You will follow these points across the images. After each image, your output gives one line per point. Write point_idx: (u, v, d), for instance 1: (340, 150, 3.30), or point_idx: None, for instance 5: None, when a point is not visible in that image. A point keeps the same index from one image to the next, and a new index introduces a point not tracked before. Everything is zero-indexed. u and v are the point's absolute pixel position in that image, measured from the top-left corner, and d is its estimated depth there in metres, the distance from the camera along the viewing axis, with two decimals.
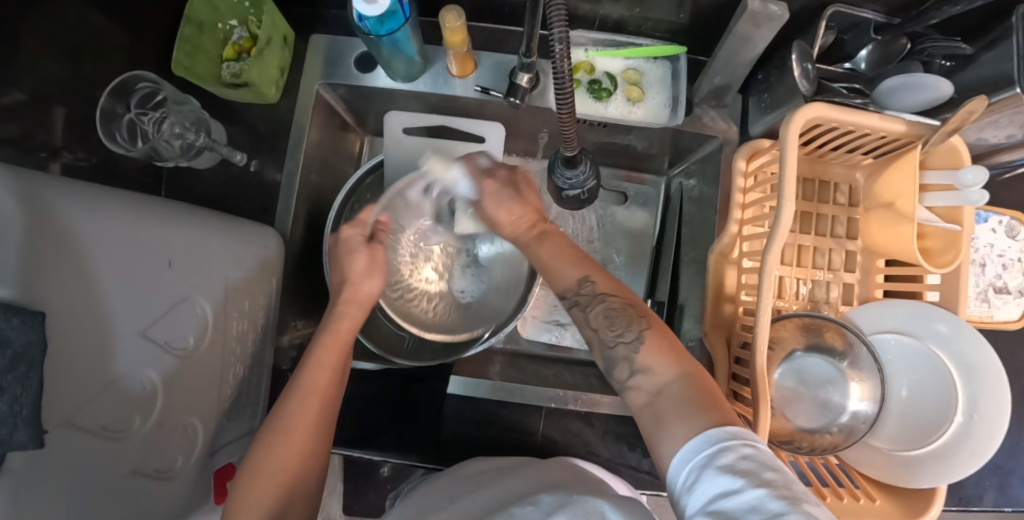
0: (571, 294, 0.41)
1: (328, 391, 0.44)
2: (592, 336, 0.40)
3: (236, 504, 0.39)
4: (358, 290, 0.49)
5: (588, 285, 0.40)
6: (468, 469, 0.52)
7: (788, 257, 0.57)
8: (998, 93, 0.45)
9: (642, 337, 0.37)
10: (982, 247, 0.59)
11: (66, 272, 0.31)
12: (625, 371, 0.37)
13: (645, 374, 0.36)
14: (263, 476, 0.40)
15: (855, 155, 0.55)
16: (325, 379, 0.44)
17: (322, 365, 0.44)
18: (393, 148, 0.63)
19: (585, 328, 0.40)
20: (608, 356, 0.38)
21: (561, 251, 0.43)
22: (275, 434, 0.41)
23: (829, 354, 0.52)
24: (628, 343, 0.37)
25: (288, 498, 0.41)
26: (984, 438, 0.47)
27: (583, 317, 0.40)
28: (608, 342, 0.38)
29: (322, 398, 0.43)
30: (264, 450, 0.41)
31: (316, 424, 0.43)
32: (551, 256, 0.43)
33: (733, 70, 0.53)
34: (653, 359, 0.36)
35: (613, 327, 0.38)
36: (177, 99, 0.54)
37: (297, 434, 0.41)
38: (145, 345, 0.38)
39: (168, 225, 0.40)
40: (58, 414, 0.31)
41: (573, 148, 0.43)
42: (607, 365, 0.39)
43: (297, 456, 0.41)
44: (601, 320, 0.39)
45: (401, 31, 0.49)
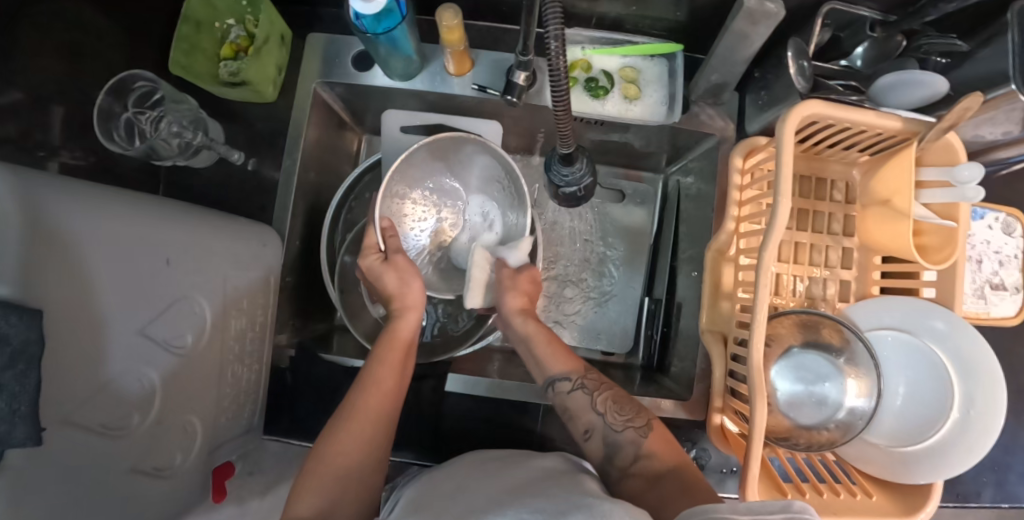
0: (575, 377, 0.50)
1: (390, 388, 0.47)
2: (596, 420, 0.48)
3: (298, 490, 0.40)
4: (411, 297, 0.52)
5: (588, 375, 0.51)
6: (467, 459, 0.52)
7: (785, 255, 0.57)
8: (994, 90, 0.45)
9: (648, 426, 0.46)
10: (979, 244, 0.59)
11: (63, 270, 0.31)
12: (629, 455, 0.45)
13: (647, 459, 0.44)
14: (326, 461, 0.41)
15: (852, 152, 0.55)
16: (391, 376, 0.47)
17: (387, 364, 0.48)
18: (391, 147, 0.63)
19: (584, 412, 0.49)
20: (612, 440, 0.46)
21: (556, 348, 0.53)
22: (340, 425, 0.44)
23: (825, 350, 0.51)
24: (636, 429, 0.46)
25: (346, 487, 0.41)
26: (980, 435, 0.47)
27: (588, 400, 0.49)
28: (616, 425, 0.47)
29: (383, 393, 0.46)
30: (328, 439, 0.43)
31: (377, 416, 0.45)
32: (551, 347, 0.53)
33: (729, 68, 0.54)
34: (656, 446, 0.45)
35: (622, 411, 0.47)
36: (175, 98, 0.54)
37: (358, 423, 0.44)
38: (142, 343, 0.38)
39: (166, 224, 0.41)
40: (56, 412, 0.31)
41: (570, 144, 0.43)
42: (609, 450, 0.46)
43: (359, 445, 0.43)
44: (606, 406, 0.48)
45: (398, 30, 0.49)
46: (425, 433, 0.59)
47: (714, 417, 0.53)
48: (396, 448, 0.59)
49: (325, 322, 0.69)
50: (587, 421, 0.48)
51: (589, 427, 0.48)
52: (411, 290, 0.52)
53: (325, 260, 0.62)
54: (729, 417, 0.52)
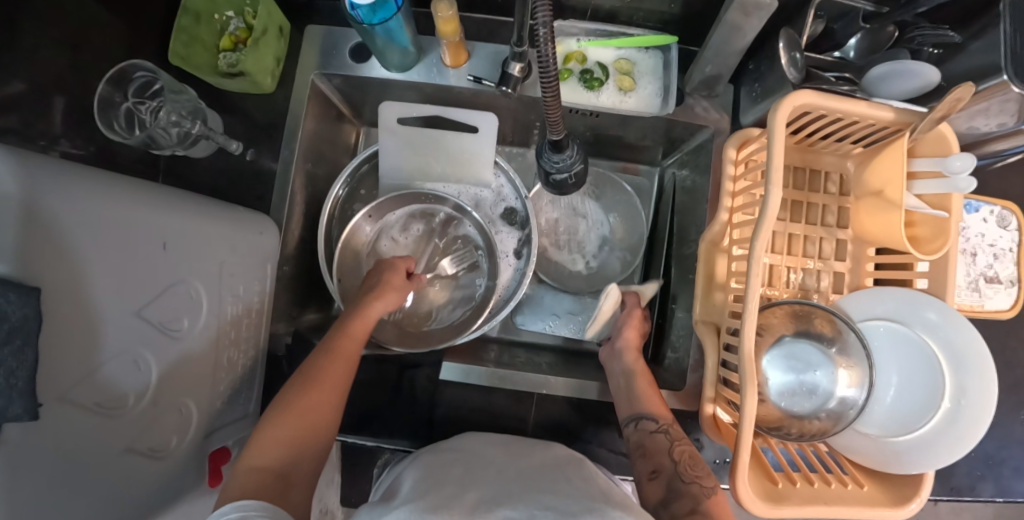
0: (662, 422, 0.50)
1: (351, 355, 0.50)
2: (665, 465, 0.47)
3: (260, 440, 0.42)
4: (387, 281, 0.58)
5: (674, 427, 0.50)
6: (470, 441, 0.53)
7: (779, 246, 0.57)
8: (985, 81, 0.45)
9: (715, 490, 0.45)
10: (974, 237, 0.58)
11: (60, 251, 0.31)
12: (686, 506, 0.43)
13: (704, 516, 0.42)
14: (290, 417, 0.44)
15: (845, 144, 0.55)
16: (352, 342, 0.52)
17: (350, 332, 0.53)
18: (388, 138, 0.63)
19: (657, 453, 0.48)
20: (675, 489, 0.45)
21: (655, 391, 0.54)
22: (305, 379, 0.47)
23: (817, 340, 0.52)
24: (703, 487, 0.45)
25: (311, 443, 0.44)
26: (970, 426, 0.47)
27: (667, 445, 0.49)
28: (685, 476, 0.45)
29: (348, 360, 0.50)
30: (293, 394, 0.46)
31: (341, 378, 0.48)
32: (652, 388, 0.54)
33: (723, 60, 0.54)
34: (720, 509, 0.43)
35: (697, 467, 0.46)
36: (175, 89, 0.54)
37: (328, 385, 0.47)
38: (140, 325, 0.39)
39: (163, 209, 0.41)
40: (53, 388, 0.32)
41: (559, 131, 0.43)
42: (668, 495, 0.45)
43: (321, 403, 0.46)
44: (681, 457, 0.47)
45: (394, 20, 0.49)
46: (417, 421, 0.60)
47: (707, 407, 0.53)
48: (391, 436, 0.59)
49: (323, 312, 0.70)
50: (657, 463, 0.48)
51: (656, 469, 0.47)
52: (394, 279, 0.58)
53: (322, 250, 0.63)
54: (721, 408, 0.52)
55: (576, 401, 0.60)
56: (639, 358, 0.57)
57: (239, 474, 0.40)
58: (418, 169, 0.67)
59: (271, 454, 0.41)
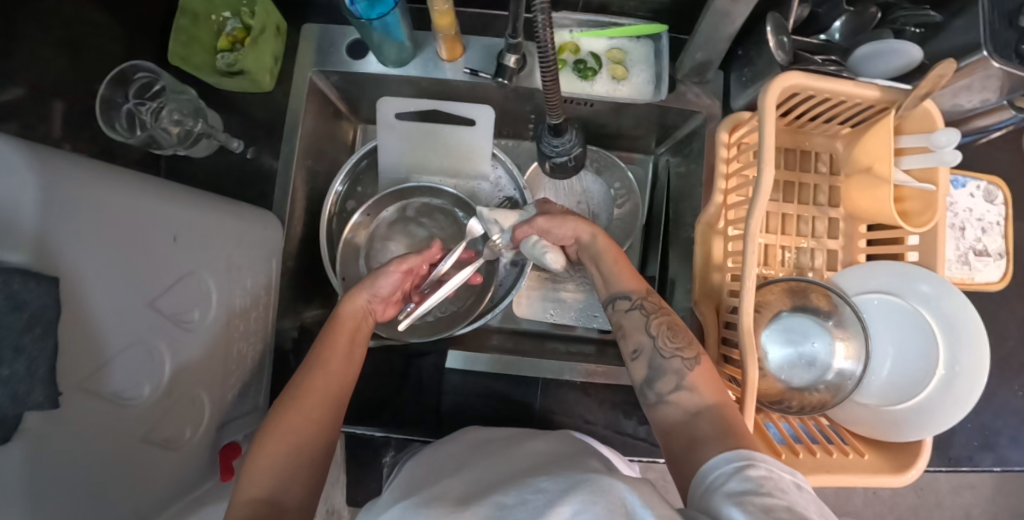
0: (635, 297, 0.49)
1: (336, 368, 0.46)
2: (645, 341, 0.47)
3: (248, 471, 0.39)
4: (370, 289, 0.54)
5: (649, 298, 0.49)
6: (469, 437, 0.53)
7: (773, 226, 0.59)
8: (966, 57, 0.47)
9: (697, 360, 0.44)
10: (962, 212, 0.60)
11: (77, 241, 0.32)
12: (670, 384, 0.44)
13: (688, 392, 0.43)
14: (273, 442, 0.40)
15: (833, 125, 0.57)
16: (337, 356, 0.47)
17: (332, 344, 0.48)
18: (387, 134, 0.64)
19: (640, 331, 0.47)
20: (658, 365, 0.45)
21: (626, 268, 0.52)
22: (288, 402, 0.43)
23: (814, 314, 0.53)
24: (685, 359, 0.44)
25: (300, 465, 0.40)
26: (966, 390, 0.48)
27: (643, 320, 0.48)
28: (665, 350, 0.45)
29: (329, 373, 0.46)
30: (274, 417, 0.42)
31: (325, 393, 0.44)
32: (621, 264, 0.52)
33: (713, 46, 0.55)
34: (701, 380, 0.43)
35: (675, 338, 0.45)
36: (176, 89, 0.55)
37: (305, 399, 0.43)
38: (152, 316, 0.40)
39: (172, 202, 0.42)
40: (71, 377, 0.32)
41: (559, 115, 0.44)
42: (652, 374, 0.45)
43: (305, 422, 0.42)
44: (660, 330, 0.46)
45: (391, 16, 0.51)
46: (425, 409, 0.60)
47: None
48: (399, 426, 0.59)
49: (327, 308, 0.70)
50: (636, 341, 0.47)
51: (637, 347, 0.47)
52: (376, 287, 0.54)
53: (325, 247, 0.63)
54: (724, 384, 0.54)
55: (581, 384, 0.61)
56: (598, 233, 0.54)
57: (233, 508, 0.37)
58: (417, 162, 0.67)
59: (260, 482, 0.38)
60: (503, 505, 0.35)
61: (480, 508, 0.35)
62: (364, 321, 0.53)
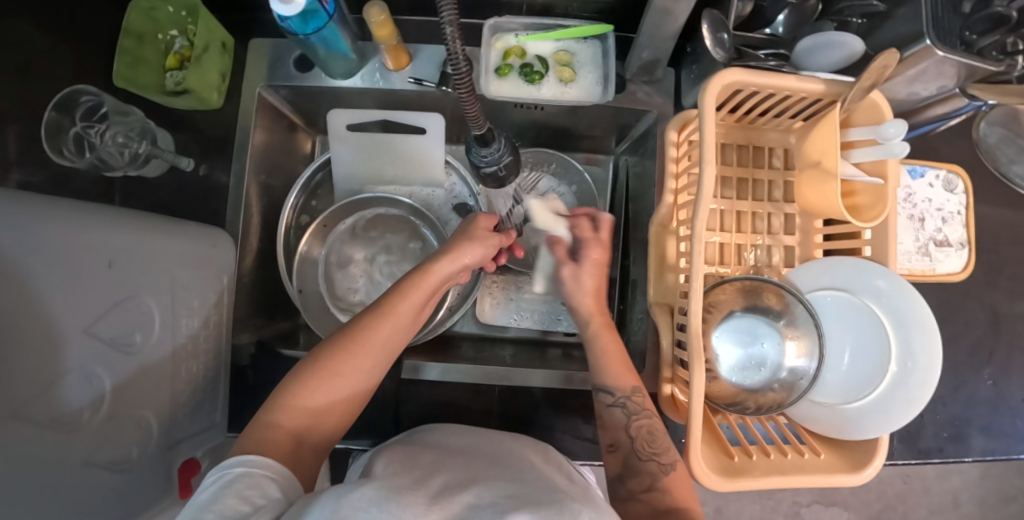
0: (619, 394, 0.51)
1: (401, 324, 0.46)
2: (625, 440, 0.49)
3: (288, 392, 0.41)
4: (461, 251, 0.51)
5: (634, 396, 0.51)
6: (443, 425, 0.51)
7: (727, 224, 0.58)
8: (910, 47, 0.45)
9: (673, 466, 0.47)
10: (921, 202, 0.59)
11: (7, 269, 0.32)
12: (642, 484, 0.46)
13: (660, 493, 0.45)
14: (318, 377, 0.42)
15: (785, 119, 0.56)
16: (406, 310, 0.46)
17: (405, 298, 0.47)
18: (339, 145, 0.64)
19: (621, 429, 0.50)
20: (633, 466, 0.47)
21: (623, 362, 0.53)
22: (345, 343, 0.43)
23: (766, 314, 0.52)
24: (660, 464, 0.47)
25: (331, 410, 0.42)
26: (919, 386, 0.47)
27: (625, 420, 0.50)
28: (642, 453, 0.48)
29: (393, 328, 0.45)
30: (330, 355, 0.43)
31: (381, 348, 0.45)
32: (616, 359, 0.53)
33: (658, 44, 0.54)
34: (675, 485, 0.45)
35: (655, 444, 0.48)
36: (120, 111, 0.56)
37: (362, 353, 0.43)
38: (88, 342, 0.40)
39: (108, 228, 0.42)
40: (6, 406, 0.32)
41: (482, 125, 0.43)
42: (627, 471, 0.48)
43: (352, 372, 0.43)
44: (639, 433, 0.49)
45: (327, 29, 0.51)
46: (384, 418, 0.60)
47: (664, 387, 0.54)
48: (356, 435, 0.59)
49: (290, 321, 0.71)
50: (614, 437, 0.50)
51: (615, 443, 0.50)
52: (470, 248, 0.52)
53: (281, 259, 0.63)
54: (678, 387, 0.53)
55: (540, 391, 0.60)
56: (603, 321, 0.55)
57: (259, 425, 0.39)
58: (372, 174, 0.67)
59: (293, 411, 0.40)
60: (472, 505, 0.27)
61: (448, 507, 0.27)
62: (443, 282, 0.51)
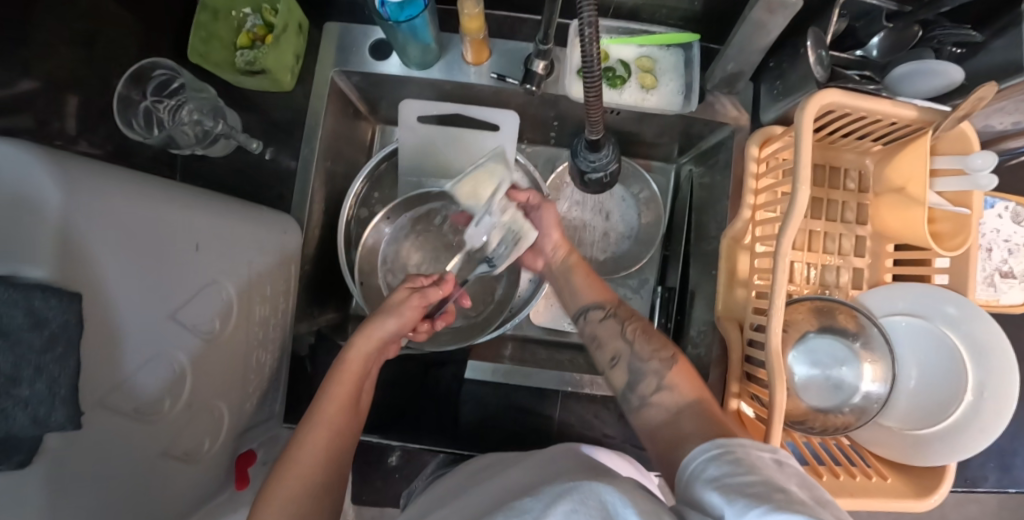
0: (608, 307, 0.51)
1: (337, 421, 0.44)
2: (622, 349, 0.48)
3: None
4: (375, 326, 0.50)
5: (619, 309, 0.51)
6: (472, 464, 0.54)
7: (800, 243, 0.58)
8: (1008, 80, 0.46)
9: (674, 359, 0.45)
10: (990, 233, 0.59)
11: (99, 251, 0.31)
12: (651, 386, 0.44)
13: (668, 391, 0.43)
14: (272, 508, 0.38)
15: (866, 141, 0.56)
16: (336, 408, 0.44)
17: (334, 396, 0.45)
18: (407, 136, 0.63)
19: (616, 337, 0.49)
20: (637, 368, 0.45)
21: (591, 282, 0.55)
22: (285, 463, 0.41)
23: (841, 335, 0.52)
24: (662, 359, 0.45)
25: None
26: (993, 418, 0.47)
27: (617, 328, 0.49)
28: (643, 354, 0.46)
29: (330, 429, 0.43)
30: (278, 480, 0.40)
31: (326, 450, 0.42)
32: (587, 281, 0.55)
33: (746, 57, 0.54)
34: (679, 379, 0.44)
35: (651, 341, 0.47)
36: (195, 87, 0.55)
37: (301, 462, 0.41)
38: (171, 328, 0.38)
39: (196, 211, 0.41)
40: (93, 395, 0.31)
41: (599, 131, 0.44)
42: (632, 377, 0.45)
43: (304, 485, 0.40)
44: (634, 336, 0.48)
45: (421, 18, 0.49)
46: (444, 421, 0.60)
47: (731, 402, 0.54)
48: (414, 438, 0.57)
49: (342, 311, 0.69)
50: (613, 349, 0.48)
51: (616, 355, 0.48)
52: (384, 322, 0.50)
53: (343, 251, 0.62)
54: (744, 402, 0.53)
55: (600, 398, 0.60)
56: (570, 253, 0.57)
57: None
58: (438, 167, 0.66)
59: None
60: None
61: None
62: (371, 364, 0.49)
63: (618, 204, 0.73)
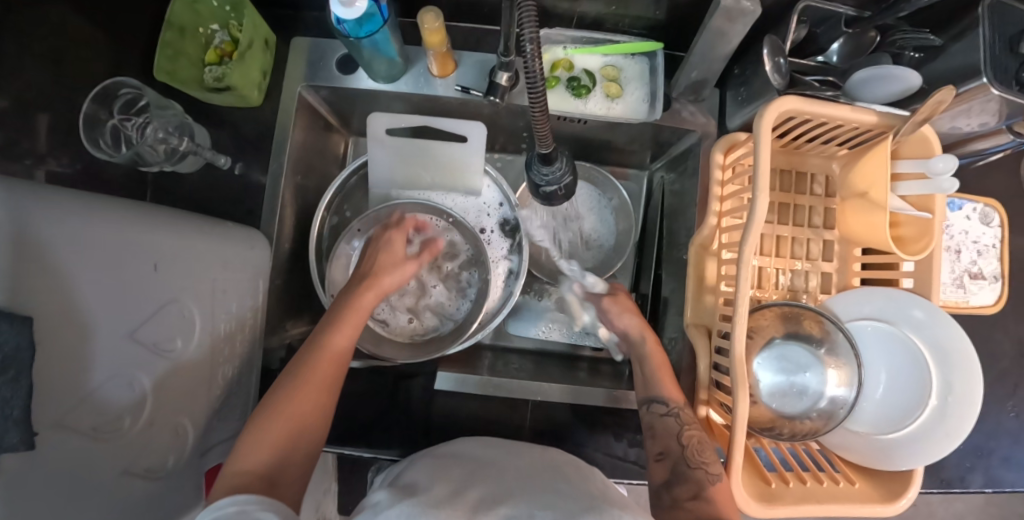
0: (673, 405, 0.52)
1: (338, 356, 0.48)
2: (675, 449, 0.49)
3: (248, 440, 0.42)
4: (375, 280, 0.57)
5: (685, 410, 0.52)
6: (469, 441, 0.50)
7: (766, 248, 0.58)
8: (965, 83, 0.46)
9: (721, 476, 0.45)
10: (958, 234, 0.60)
11: (53, 274, 0.31)
12: (689, 493, 0.45)
13: (705, 502, 0.43)
14: (277, 415, 0.43)
15: (831, 146, 0.56)
16: (340, 343, 0.49)
17: (338, 334, 0.50)
18: (377, 149, 0.63)
19: (673, 437, 0.50)
20: (681, 472, 0.46)
21: (669, 376, 0.55)
22: (290, 379, 0.46)
23: (806, 341, 0.52)
24: (709, 472, 0.45)
25: (295, 443, 0.43)
26: (958, 420, 0.47)
27: (677, 427, 0.50)
28: (692, 461, 0.47)
29: (333, 361, 0.48)
30: (281, 394, 0.44)
31: (327, 384, 0.47)
32: (664, 371, 0.55)
33: (709, 65, 0.54)
34: (722, 496, 0.43)
35: (703, 452, 0.47)
36: (160, 104, 0.55)
37: (305, 385, 0.45)
38: (131, 347, 0.39)
39: (156, 230, 0.41)
40: (49, 415, 0.32)
41: (549, 144, 0.44)
42: (674, 478, 0.47)
43: (307, 404, 0.44)
44: (690, 442, 0.49)
45: (380, 33, 0.49)
46: (416, 431, 0.60)
47: (700, 409, 0.54)
48: (387, 446, 0.59)
49: (315, 323, 0.70)
50: (664, 445, 0.50)
51: (664, 452, 0.49)
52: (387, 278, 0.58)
53: (314, 260, 0.62)
54: (714, 410, 0.53)
55: (572, 407, 0.60)
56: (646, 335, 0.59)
57: (227, 477, 0.39)
58: (410, 182, 0.67)
59: (254, 455, 0.41)
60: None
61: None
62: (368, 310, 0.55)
63: (592, 211, 0.73)
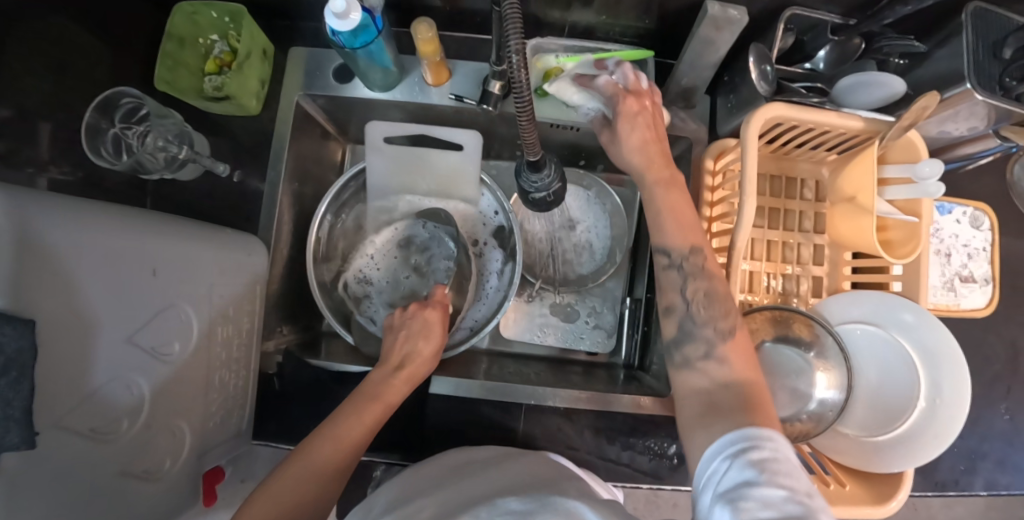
0: (676, 254, 0.44)
1: (350, 441, 0.45)
2: (680, 302, 0.44)
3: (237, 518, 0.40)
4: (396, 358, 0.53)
5: (692, 256, 0.43)
6: (446, 459, 0.53)
7: (757, 252, 0.59)
8: (950, 89, 0.47)
9: (732, 332, 0.41)
10: (948, 238, 0.61)
11: (55, 280, 0.32)
12: (699, 351, 0.42)
13: (720, 364, 0.40)
14: (269, 495, 0.41)
15: (820, 151, 0.57)
16: (357, 426, 0.46)
17: (356, 414, 0.47)
18: (374, 156, 0.64)
19: (676, 290, 0.44)
20: (689, 330, 0.42)
21: (683, 213, 0.44)
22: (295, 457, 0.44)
23: (796, 344, 0.53)
24: (718, 329, 0.41)
25: None
26: (946, 421, 0.48)
27: (680, 280, 0.43)
28: (698, 317, 0.42)
29: (342, 440, 0.45)
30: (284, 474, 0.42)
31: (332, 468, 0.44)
32: (673, 212, 0.43)
33: (698, 72, 0.55)
34: (735, 356, 0.40)
35: (711, 308, 0.42)
36: (160, 113, 0.56)
37: (305, 466, 0.43)
38: (130, 351, 0.40)
39: (155, 236, 0.42)
40: (50, 417, 0.33)
41: (536, 152, 0.45)
42: (681, 337, 0.43)
43: (305, 486, 0.42)
44: (696, 296, 0.43)
45: (375, 44, 0.50)
46: (412, 435, 0.61)
47: None
48: (380, 451, 0.60)
49: (312, 328, 0.71)
50: (670, 298, 0.44)
51: (670, 306, 0.44)
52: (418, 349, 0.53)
53: (310, 264, 0.63)
54: None
55: (566, 411, 0.61)
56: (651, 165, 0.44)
57: None
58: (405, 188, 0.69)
59: None
60: None
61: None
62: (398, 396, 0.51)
63: (587, 217, 0.74)
